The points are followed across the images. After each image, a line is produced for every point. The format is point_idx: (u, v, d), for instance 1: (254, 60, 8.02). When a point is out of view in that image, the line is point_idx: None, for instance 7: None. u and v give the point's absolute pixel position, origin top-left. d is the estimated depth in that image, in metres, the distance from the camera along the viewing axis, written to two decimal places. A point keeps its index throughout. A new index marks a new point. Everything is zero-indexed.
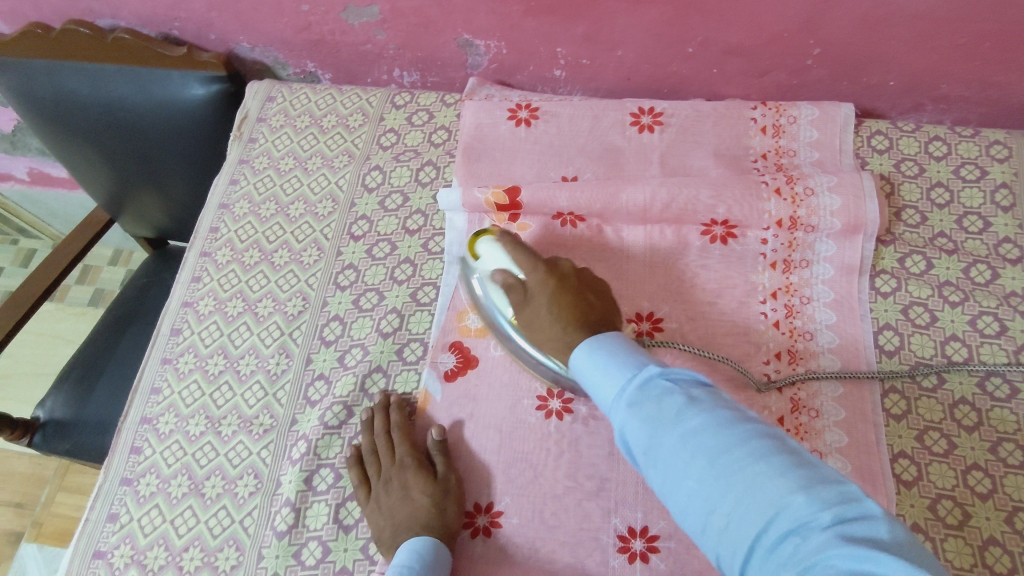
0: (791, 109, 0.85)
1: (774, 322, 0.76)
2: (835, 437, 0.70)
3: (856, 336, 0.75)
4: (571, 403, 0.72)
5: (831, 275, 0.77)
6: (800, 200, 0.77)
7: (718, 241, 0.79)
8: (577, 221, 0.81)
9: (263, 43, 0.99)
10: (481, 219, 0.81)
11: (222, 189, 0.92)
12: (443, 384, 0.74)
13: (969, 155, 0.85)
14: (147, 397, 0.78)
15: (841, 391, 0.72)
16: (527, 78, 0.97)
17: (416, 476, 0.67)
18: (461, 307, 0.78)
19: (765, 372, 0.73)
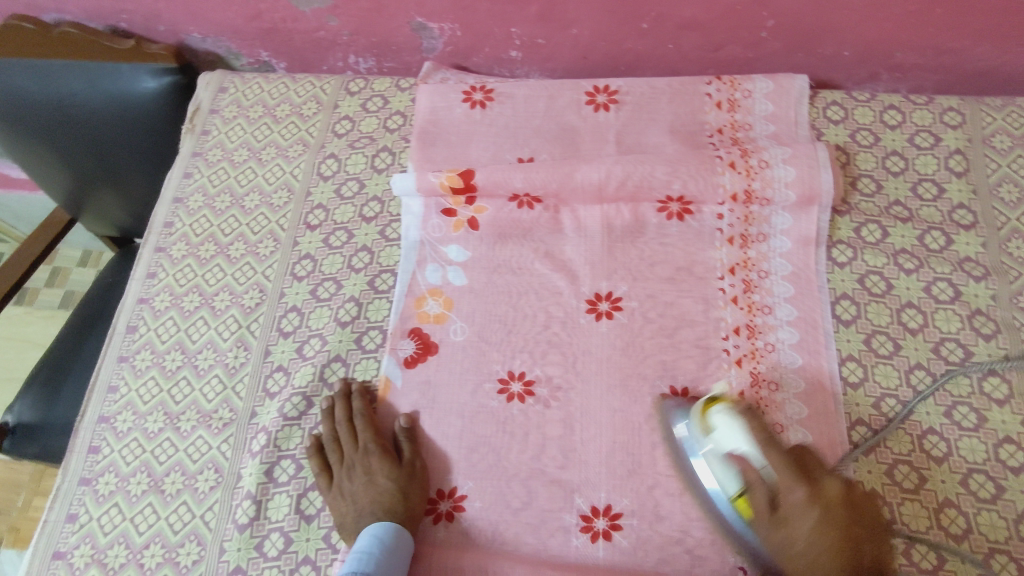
0: (745, 82, 0.85)
1: (732, 297, 0.75)
2: (796, 409, 0.70)
3: (815, 308, 0.74)
4: (533, 385, 0.72)
5: (789, 248, 0.77)
6: (754, 172, 0.77)
7: (674, 218, 0.79)
8: (534, 203, 0.80)
9: (214, 33, 0.97)
10: (438, 203, 0.81)
11: (176, 182, 0.91)
12: (402, 371, 0.73)
13: (923, 123, 0.85)
14: (104, 396, 0.77)
15: (799, 363, 0.72)
16: (483, 60, 0.96)
17: (379, 462, 0.67)
18: (419, 293, 0.77)
19: (725, 348, 0.73)
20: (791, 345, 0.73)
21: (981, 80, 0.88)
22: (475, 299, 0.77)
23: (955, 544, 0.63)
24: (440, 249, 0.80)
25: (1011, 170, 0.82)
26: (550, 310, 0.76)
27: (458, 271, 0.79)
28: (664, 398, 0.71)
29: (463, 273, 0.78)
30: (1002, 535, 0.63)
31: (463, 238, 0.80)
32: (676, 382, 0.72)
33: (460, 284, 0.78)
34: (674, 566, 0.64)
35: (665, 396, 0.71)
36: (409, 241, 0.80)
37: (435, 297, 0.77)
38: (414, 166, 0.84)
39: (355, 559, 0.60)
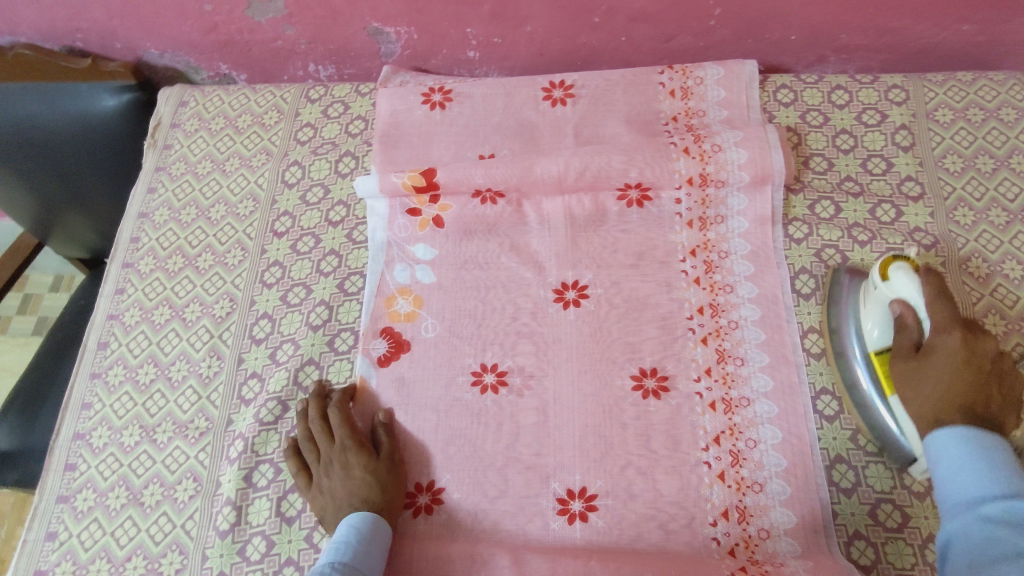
0: (696, 70, 0.87)
1: (694, 279, 0.77)
2: (761, 382, 0.71)
3: (774, 283, 0.77)
4: (505, 375, 0.74)
5: (747, 228, 0.79)
6: (708, 156, 0.79)
7: (634, 205, 0.81)
8: (496, 198, 0.81)
9: (171, 48, 0.98)
10: (402, 203, 0.82)
11: (140, 198, 0.91)
12: (377, 369, 0.74)
13: (869, 101, 0.88)
14: (78, 413, 0.77)
15: (763, 338, 0.74)
16: (442, 62, 0.97)
17: (356, 455, 0.67)
18: (389, 292, 0.78)
19: (690, 327, 0.75)
20: (753, 321, 0.75)
21: (923, 58, 0.92)
22: (444, 295, 0.78)
23: (918, 502, 0.65)
24: (408, 248, 0.81)
25: (955, 141, 0.84)
26: (518, 302, 0.77)
27: (426, 269, 0.80)
28: (633, 379, 0.73)
29: (431, 270, 0.80)
30: None
31: (429, 237, 0.81)
32: (645, 363, 0.73)
33: (429, 281, 0.79)
34: (649, 542, 0.66)
35: (634, 378, 0.73)
36: (376, 242, 0.81)
37: (405, 296, 0.78)
38: (377, 168, 0.85)
39: (334, 550, 0.61)
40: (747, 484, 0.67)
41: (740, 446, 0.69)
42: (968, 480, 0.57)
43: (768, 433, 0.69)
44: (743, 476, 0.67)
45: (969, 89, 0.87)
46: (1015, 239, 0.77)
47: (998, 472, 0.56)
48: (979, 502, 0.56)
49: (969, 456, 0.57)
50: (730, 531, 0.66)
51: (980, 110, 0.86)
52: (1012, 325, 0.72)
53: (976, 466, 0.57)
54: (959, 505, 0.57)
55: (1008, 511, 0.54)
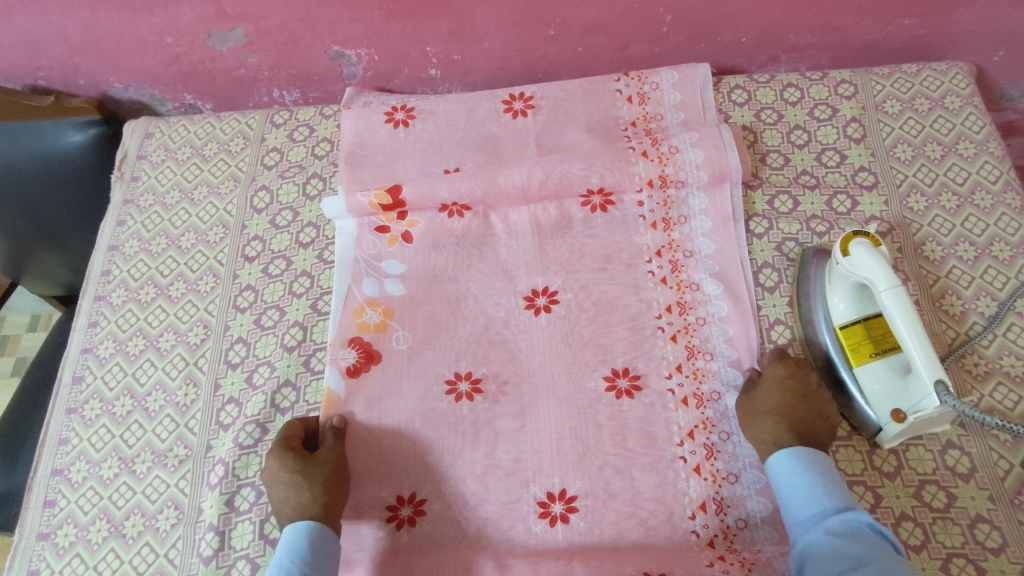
0: (652, 76, 0.90)
1: (661, 278, 0.79)
2: (731, 376, 0.73)
3: (738, 277, 0.78)
4: (480, 383, 0.75)
5: (709, 227, 0.81)
6: (666, 159, 0.82)
7: (597, 210, 0.83)
8: (463, 211, 0.83)
9: (135, 81, 0.99)
10: (371, 221, 0.84)
11: (109, 231, 0.92)
12: (346, 380, 0.75)
13: (820, 97, 0.91)
14: (55, 449, 0.77)
15: (731, 334, 0.75)
16: (405, 81, 0.99)
17: (278, 460, 0.68)
18: (358, 304, 0.79)
19: (659, 326, 0.76)
20: (721, 317, 0.76)
21: (869, 53, 0.95)
22: (415, 306, 0.79)
23: (889, 482, 0.66)
24: (376, 263, 0.82)
25: (904, 131, 0.87)
26: (487, 311, 0.79)
27: (396, 282, 0.81)
28: (605, 380, 0.74)
29: (401, 283, 0.81)
30: (931, 466, 0.67)
31: (398, 251, 0.82)
32: (617, 364, 0.75)
33: (399, 294, 0.80)
34: (630, 539, 0.67)
35: (606, 378, 0.74)
36: (343, 258, 0.82)
37: (374, 307, 0.79)
38: (343, 188, 0.85)
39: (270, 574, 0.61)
40: (722, 476, 0.68)
41: (713, 438, 0.70)
42: (807, 498, 0.61)
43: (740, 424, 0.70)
44: (718, 468, 0.69)
45: (915, 81, 0.90)
46: (967, 222, 0.80)
47: (832, 491, 0.61)
48: (822, 517, 0.60)
49: (806, 476, 0.63)
50: (708, 523, 0.67)
51: (927, 100, 0.89)
52: (968, 304, 0.75)
53: (815, 484, 0.62)
54: (806, 522, 0.60)
55: (845, 523, 0.58)
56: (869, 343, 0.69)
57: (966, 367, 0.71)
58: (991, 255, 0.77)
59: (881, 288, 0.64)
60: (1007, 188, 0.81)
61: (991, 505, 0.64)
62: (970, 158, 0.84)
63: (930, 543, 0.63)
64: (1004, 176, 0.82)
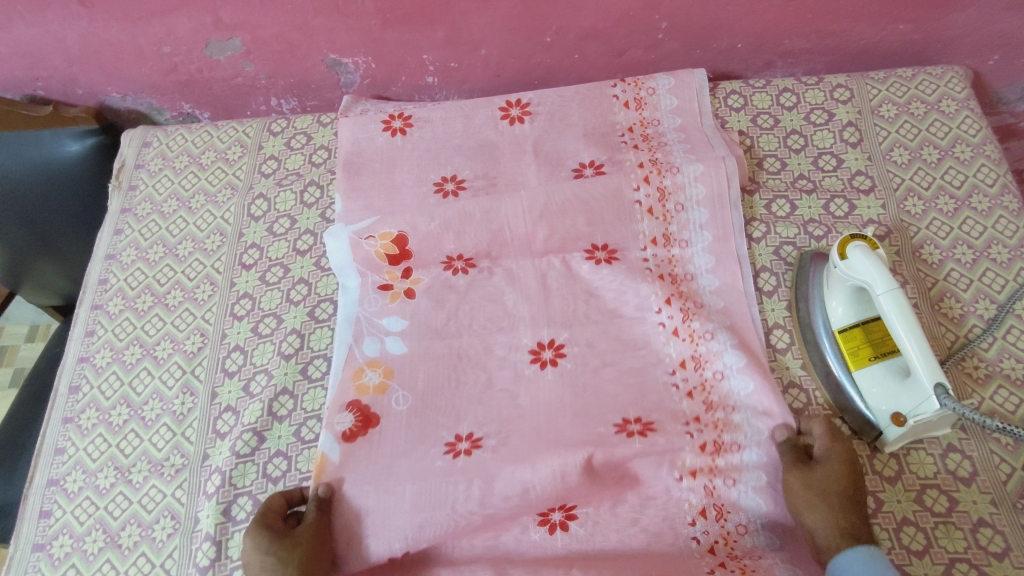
0: (648, 82, 0.90)
1: (672, 330, 0.74)
2: (757, 430, 0.68)
3: (748, 332, 0.74)
4: (480, 441, 0.69)
5: (718, 285, 0.77)
6: (671, 217, 0.80)
7: (602, 263, 0.78)
8: (468, 266, 0.80)
9: (133, 91, 0.99)
10: (373, 279, 0.80)
11: (107, 240, 0.92)
12: (341, 445, 0.69)
13: (816, 101, 0.91)
14: (51, 459, 0.77)
15: (752, 387, 0.70)
16: (402, 89, 0.99)
17: (253, 541, 0.62)
18: (357, 365, 0.74)
19: (672, 383, 0.72)
20: (739, 368, 0.71)
21: (864, 58, 0.95)
22: (415, 364, 0.74)
23: (890, 486, 0.66)
24: (377, 321, 0.77)
25: (900, 134, 0.87)
26: (488, 367, 0.74)
27: (397, 340, 0.76)
28: (616, 426, 0.69)
29: (402, 340, 0.76)
30: (932, 470, 0.66)
31: (399, 309, 0.78)
32: (629, 412, 0.70)
33: (400, 352, 0.75)
34: (632, 547, 0.66)
35: (617, 425, 0.69)
36: (345, 318, 0.78)
37: (374, 367, 0.74)
38: (348, 237, 0.81)
39: None
40: (721, 485, 0.67)
41: (716, 483, 0.67)
42: None
43: (751, 475, 0.67)
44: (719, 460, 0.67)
45: (910, 85, 0.91)
46: (965, 225, 0.80)
47: None
48: None
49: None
50: (708, 529, 0.66)
51: (922, 103, 0.89)
52: (967, 307, 0.75)
53: None
54: None
55: None
56: (868, 347, 0.68)
57: (965, 370, 0.71)
58: (989, 257, 0.77)
59: (879, 291, 0.64)
60: (1003, 191, 0.81)
61: (994, 509, 0.64)
62: (967, 161, 0.84)
63: (933, 548, 0.62)
64: (1000, 179, 0.82)
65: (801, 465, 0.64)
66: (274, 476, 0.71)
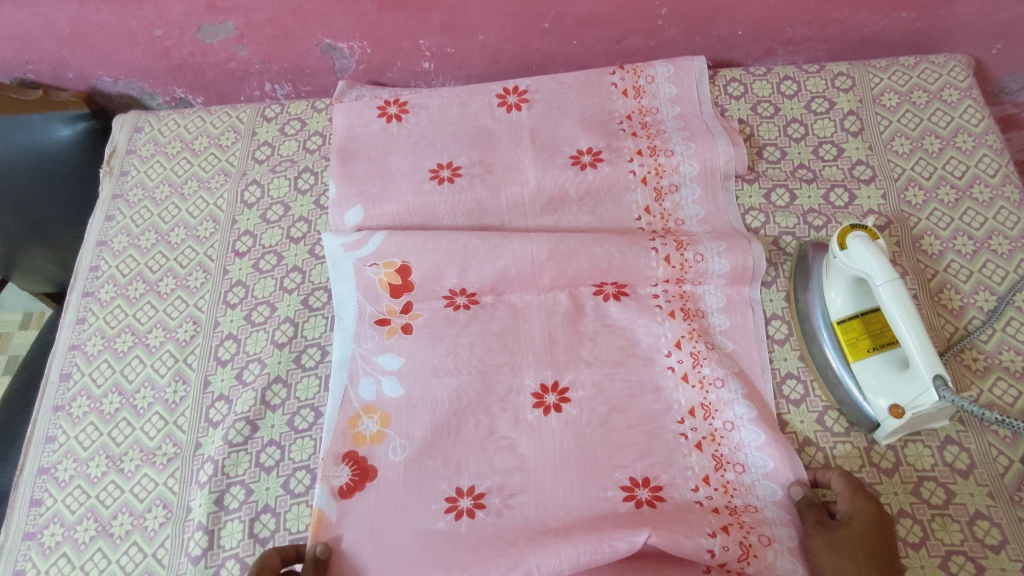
0: (647, 69, 0.89)
1: (682, 374, 0.70)
2: (767, 490, 0.64)
3: (756, 382, 0.71)
4: (483, 498, 0.64)
5: (728, 326, 0.74)
6: (689, 267, 0.75)
7: (611, 300, 0.75)
8: (470, 303, 0.75)
9: (124, 75, 0.98)
10: (372, 313, 0.75)
11: (98, 226, 0.90)
12: (339, 502, 0.64)
13: (817, 89, 0.90)
14: (42, 448, 0.76)
15: (763, 439, 0.66)
16: (398, 75, 0.98)
17: None
18: (354, 411, 0.69)
19: (681, 432, 0.68)
20: (750, 420, 0.67)
21: (866, 46, 0.94)
22: (411, 374, 0.71)
23: (887, 478, 0.66)
24: (373, 359, 0.72)
25: (902, 124, 0.86)
26: (491, 410, 0.69)
27: (393, 381, 0.71)
28: (624, 489, 0.64)
29: (399, 382, 0.71)
30: (929, 462, 0.66)
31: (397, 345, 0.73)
32: (636, 472, 0.65)
33: (397, 396, 0.70)
34: None
35: (625, 487, 0.64)
36: (341, 357, 0.74)
37: (370, 414, 0.69)
38: (353, 266, 0.76)
39: None
40: (734, 487, 0.65)
41: (751, 540, 0.60)
42: None
43: (783, 532, 0.62)
44: (729, 479, 0.65)
45: (912, 73, 0.89)
46: (965, 216, 0.79)
47: None
48: None
49: None
50: (728, 544, 0.59)
51: (925, 92, 0.88)
52: (966, 298, 0.74)
53: None
54: None
55: None
56: (866, 338, 0.68)
57: (964, 362, 0.71)
58: (989, 248, 0.77)
59: (879, 282, 0.63)
60: (1005, 181, 0.81)
61: (990, 502, 0.63)
62: (968, 151, 0.83)
63: (929, 541, 0.62)
64: (1002, 170, 0.81)
65: (822, 523, 0.60)
66: (267, 465, 0.70)
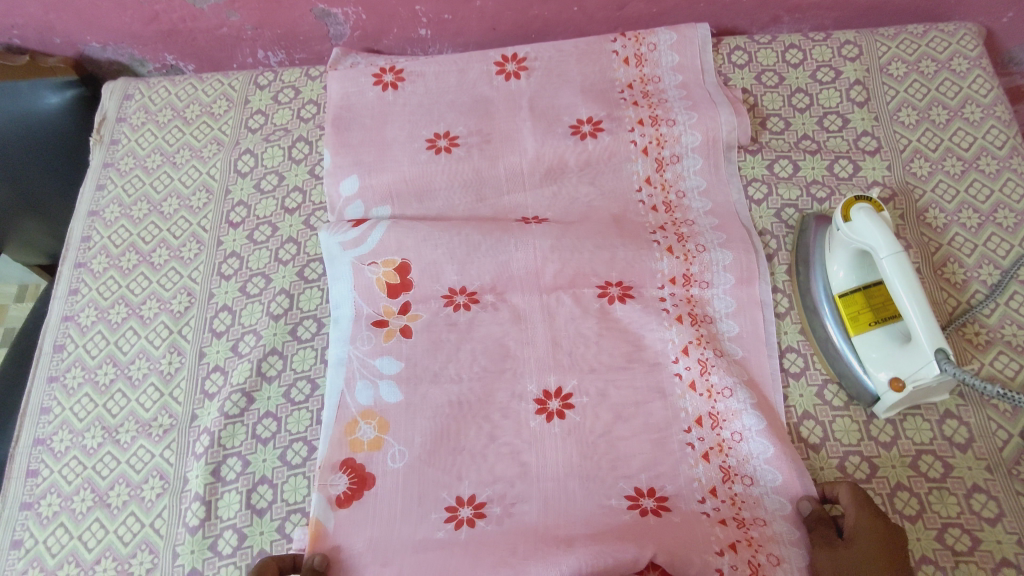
0: (650, 36, 0.87)
1: (689, 383, 0.67)
2: (775, 504, 0.62)
3: (766, 393, 0.68)
4: (484, 507, 0.63)
5: (738, 332, 0.71)
6: (692, 257, 0.73)
7: (615, 302, 0.72)
8: (470, 303, 0.73)
9: (113, 40, 0.95)
10: (368, 316, 0.72)
11: (89, 195, 0.89)
12: (335, 511, 0.62)
13: (823, 58, 0.88)
14: (37, 418, 0.76)
15: (771, 452, 0.63)
16: (394, 42, 0.96)
17: None
18: (350, 417, 0.66)
19: (688, 442, 0.65)
20: (759, 431, 0.64)
21: (873, 14, 0.92)
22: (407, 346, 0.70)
23: (885, 452, 0.65)
24: (370, 363, 0.69)
25: (909, 94, 0.85)
26: (491, 419, 0.67)
27: (391, 387, 0.68)
28: (629, 498, 0.63)
29: (397, 387, 0.68)
30: (927, 436, 0.66)
31: (396, 349, 0.70)
32: (641, 482, 0.63)
33: (395, 401, 0.67)
34: None
35: (629, 497, 0.63)
36: (337, 358, 0.70)
37: (368, 420, 0.66)
38: (350, 265, 0.74)
39: None
40: (741, 500, 0.63)
41: (760, 559, 0.59)
42: None
43: (792, 553, 0.60)
44: (736, 492, 0.63)
45: (921, 42, 0.87)
46: (971, 188, 0.78)
47: None
48: None
49: None
50: (737, 564, 0.58)
51: (933, 62, 0.86)
52: (970, 272, 0.73)
53: None
54: None
55: None
56: (868, 312, 0.67)
57: (966, 336, 0.70)
58: (994, 221, 0.75)
59: (882, 254, 0.62)
60: (1013, 153, 0.79)
61: (988, 475, 0.63)
62: (976, 122, 0.82)
63: (925, 513, 0.62)
64: (1011, 141, 0.80)
65: (828, 541, 0.58)
66: (263, 437, 0.70)
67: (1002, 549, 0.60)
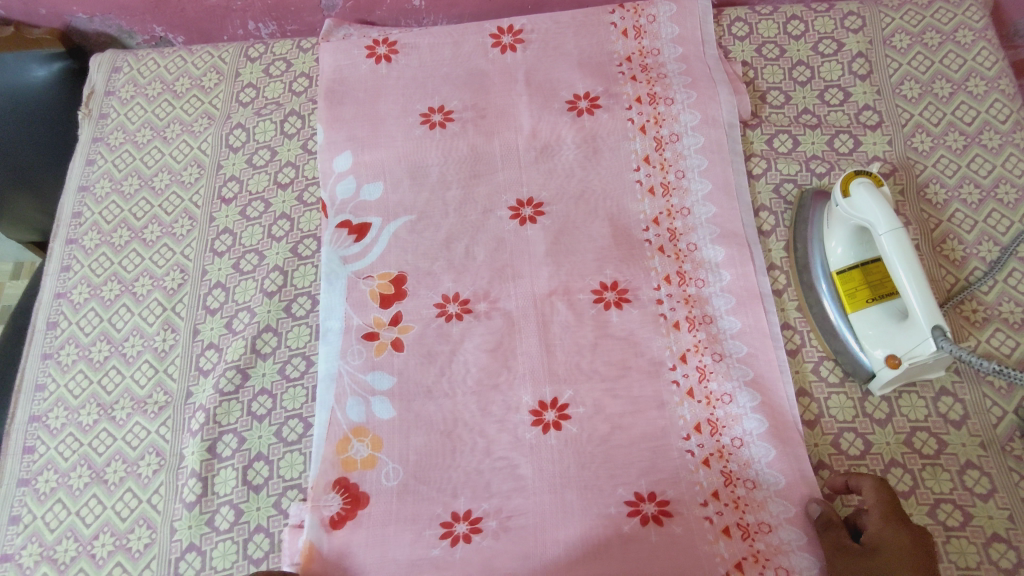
0: (649, 8, 0.85)
1: (688, 391, 0.67)
2: (781, 507, 0.62)
3: (772, 393, 0.66)
4: (478, 522, 0.62)
5: (739, 328, 0.69)
6: (684, 256, 0.73)
7: (612, 308, 0.70)
8: (462, 312, 0.71)
9: (100, 11, 0.93)
10: (359, 328, 0.70)
11: (79, 170, 0.88)
12: (328, 533, 0.62)
13: (825, 30, 0.86)
14: (32, 395, 0.76)
15: (774, 454, 0.63)
16: (387, 13, 0.93)
17: None
18: (341, 435, 0.66)
19: (688, 449, 0.64)
20: (760, 435, 0.64)
21: None
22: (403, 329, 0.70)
23: (880, 428, 0.66)
24: (361, 378, 0.68)
25: (913, 67, 0.83)
26: (489, 412, 0.67)
27: (383, 404, 0.67)
28: (629, 505, 0.62)
29: (390, 404, 0.67)
30: (922, 413, 0.66)
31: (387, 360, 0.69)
32: (641, 489, 0.63)
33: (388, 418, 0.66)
34: None
35: (629, 504, 0.62)
36: (327, 374, 0.68)
37: (359, 437, 0.66)
38: (346, 279, 0.73)
39: None
40: (745, 504, 0.62)
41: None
42: None
43: (802, 562, 0.59)
44: (740, 495, 0.62)
45: (925, 13, 0.86)
46: (973, 163, 0.77)
47: None
48: None
49: None
50: None
51: (938, 34, 0.84)
52: (969, 249, 0.73)
53: None
54: None
55: None
56: (866, 288, 0.66)
57: (964, 313, 0.70)
58: (995, 197, 0.75)
59: (881, 231, 0.61)
60: (1016, 128, 0.78)
61: (981, 452, 0.64)
62: (980, 96, 0.80)
63: (919, 488, 0.62)
64: (1014, 116, 0.79)
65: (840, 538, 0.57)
66: (258, 414, 0.70)
67: (993, 524, 0.61)
